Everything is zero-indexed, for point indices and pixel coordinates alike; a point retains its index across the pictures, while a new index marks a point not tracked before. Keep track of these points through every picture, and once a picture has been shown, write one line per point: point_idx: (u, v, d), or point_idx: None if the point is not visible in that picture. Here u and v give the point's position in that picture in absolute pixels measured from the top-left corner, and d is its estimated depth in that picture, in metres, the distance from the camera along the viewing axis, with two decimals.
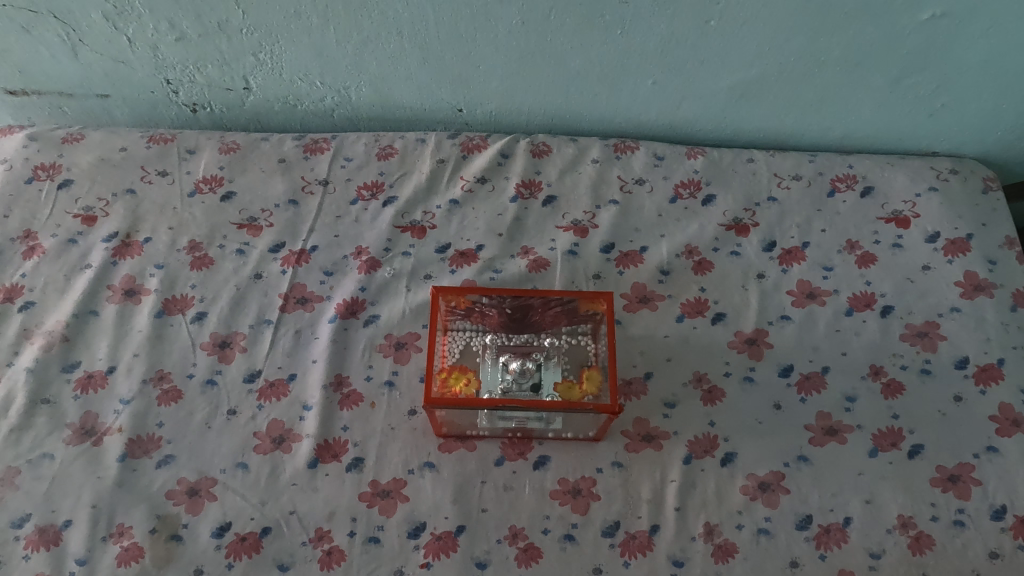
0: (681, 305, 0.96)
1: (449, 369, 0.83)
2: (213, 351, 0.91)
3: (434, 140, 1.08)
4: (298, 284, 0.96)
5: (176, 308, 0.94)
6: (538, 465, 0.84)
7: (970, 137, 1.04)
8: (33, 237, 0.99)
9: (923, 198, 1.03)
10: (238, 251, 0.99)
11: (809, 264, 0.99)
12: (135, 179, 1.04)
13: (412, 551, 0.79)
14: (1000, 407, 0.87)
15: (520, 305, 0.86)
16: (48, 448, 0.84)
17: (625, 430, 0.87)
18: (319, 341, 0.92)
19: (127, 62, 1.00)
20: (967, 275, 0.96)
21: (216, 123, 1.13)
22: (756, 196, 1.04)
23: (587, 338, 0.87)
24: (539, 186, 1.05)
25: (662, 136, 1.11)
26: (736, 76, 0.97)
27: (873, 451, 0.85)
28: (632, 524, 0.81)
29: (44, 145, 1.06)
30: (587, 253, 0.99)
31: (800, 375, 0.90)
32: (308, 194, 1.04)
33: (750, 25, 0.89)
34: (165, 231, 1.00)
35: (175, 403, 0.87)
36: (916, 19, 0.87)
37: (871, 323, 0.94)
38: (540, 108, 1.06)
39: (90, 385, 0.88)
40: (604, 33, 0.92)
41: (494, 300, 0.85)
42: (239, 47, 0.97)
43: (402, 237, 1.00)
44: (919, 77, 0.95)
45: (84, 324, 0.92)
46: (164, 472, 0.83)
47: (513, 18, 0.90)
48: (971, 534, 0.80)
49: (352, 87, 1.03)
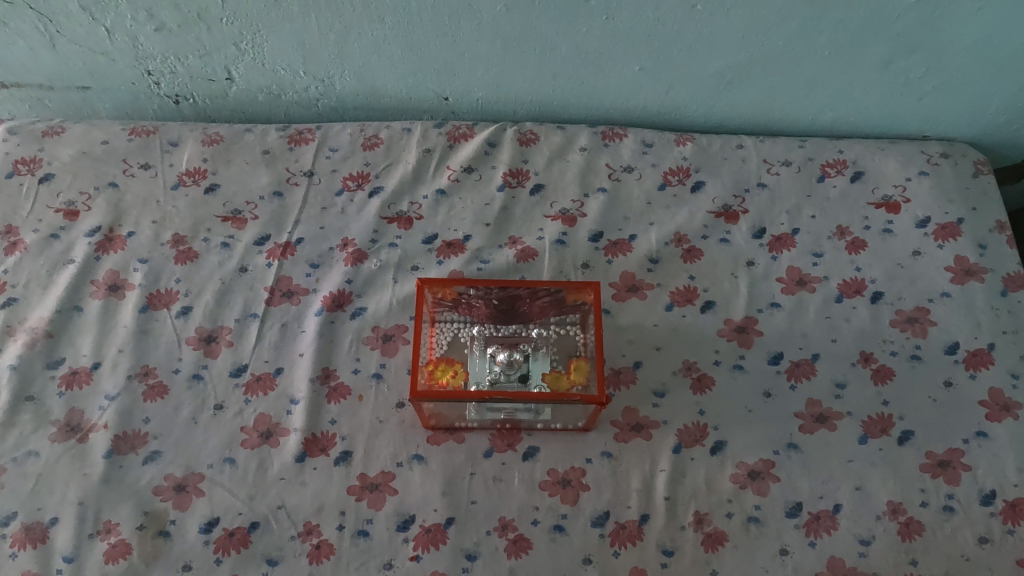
0: (671, 294, 0.95)
1: (436, 361, 0.82)
2: (199, 346, 0.90)
3: (420, 129, 1.06)
4: (284, 277, 0.95)
5: (160, 302, 0.93)
6: (528, 456, 0.84)
7: (960, 121, 1.03)
8: (15, 232, 0.98)
9: (913, 183, 1.02)
10: (223, 244, 0.98)
11: (799, 251, 0.98)
12: (117, 172, 1.03)
13: (401, 544, 0.79)
14: (990, 392, 0.87)
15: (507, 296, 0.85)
16: (33, 445, 0.83)
17: (615, 420, 0.86)
18: (306, 334, 0.91)
19: (107, 54, 0.99)
20: (957, 260, 0.96)
21: (200, 114, 1.11)
22: (746, 183, 1.04)
23: (576, 328, 0.86)
24: (527, 175, 1.03)
25: (651, 122, 1.09)
26: (724, 61, 0.96)
27: (863, 438, 0.85)
28: (622, 514, 0.81)
29: (24, 139, 1.05)
30: (576, 242, 0.98)
31: (790, 362, 0.90)
32: (293, 186, 1.03)
33: (737, 9, 0.88)
34: (148, 225, 0.99)
35: (161, 398, 0.86)
36: (906, 0, 0.86)
37: (861, 309, 0.94)
38: (526, 95, 1.05)
39: (75, 382, 0.87)
40: (590, 18, 0.90)
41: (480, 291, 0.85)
42: (220, 37, 0.96)
43: (388, 228, 0.99)
44: (909, 60, 0.94)
45: (67, 320, 0.91)
46: (151, 468, 0.82)
47: (497, 4, 0.89)
48: (960, 519, 0.80)
49: (336, 77, 1.02)
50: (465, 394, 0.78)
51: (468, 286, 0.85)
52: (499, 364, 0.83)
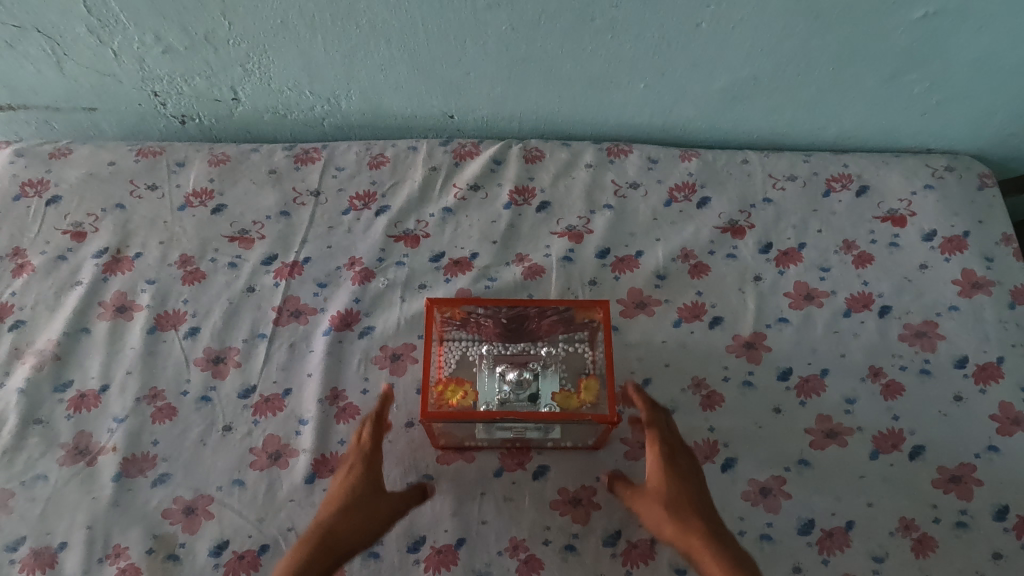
0: (678, 310, 0.95)
1: (445, 381, 0.82)
2: (208, 367, 0.90)
3: (426, 148, 1.07)
4: (291, 296, 0.95)
5: (168, 323, 0.93)
6: (538, 475, 0.84)
7: (964, 134, 1.04)
8: (22, 254, 0.98)
9: (919, 196, 1.03)
10: (230, 264, 0.98)
11: (806, 265, 0.98)
12: (124, 193, 1.03)
13: (412, 565, 0.78)
14: (1001, 406, 0.87)
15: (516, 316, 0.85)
16: (42, 469, 0.83)
17: (624, 438, 0.87)
18: (314, 354, 0.91)
19: (113, 75, 0.99)
20: (964, 273, 0.96)
21: (206, 134, 1.11)
22: (752, 198, 1.04)
23: (585, 345, 0.86)
24: (533, 192, 1.04)
25: (656, 138, 1.10)
26: (729, 78, 0.96)
27: (874, 453, 0.85)
28: (633, 533, 0.80)
29: (31, 161, 1.05)
30: (583, 259, 0.98)
31: (799, 378, 0.90)
32: (300, 206, 1.03)
33: (742, 27, 0.89)
34: (155, 246, 0.99)
35: (169, 420, 0.86)
36: (909, 17, 0.86)
37: (869, 324, 0.93)
38: (531, 112, 1.05)
39: (83, 404, 0.87)
40: (595, 37, 0.91)
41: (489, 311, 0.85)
42: (227, 58, 0.96)
43: (395, 246, 0.99)
44: (912, 75, 0.94)
45: (75, 342, 0.91)
46: (161, 490, 0.82)
47: (503, 24, 0.89)
48: (972, 535, 0.79)
49: (342, 96, 1.02)
50: (474, 415, 0.77)
51: (476, 306, 0.86)
52: (508, 384, 0.82)
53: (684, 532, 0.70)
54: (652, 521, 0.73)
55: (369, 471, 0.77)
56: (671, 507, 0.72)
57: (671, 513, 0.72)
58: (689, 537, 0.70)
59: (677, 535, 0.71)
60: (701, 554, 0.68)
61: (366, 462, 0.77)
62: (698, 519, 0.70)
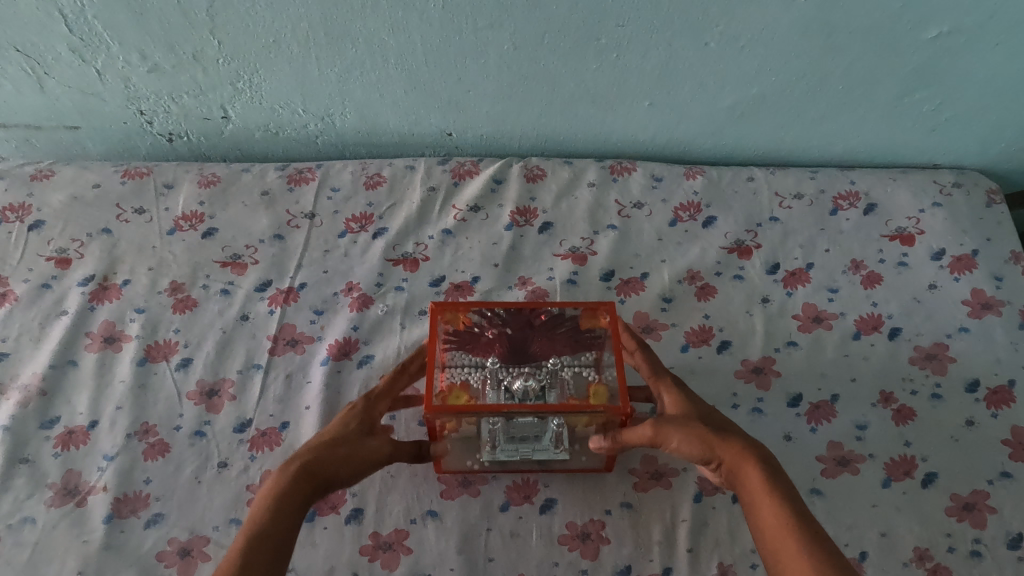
0: (686, 334, 0.92)
1: (448, 387, 0.79)
2: (201, 401, 0.86)
3: (424, 167, 1.04)
4: (287, 325, 0.92)
5: (159, 354, 0.89)
6: (545, 508, 0.82)
7: (972, 150, 1.02)
8: (4, 283, 0.94)
9: (927, 214, 1.01)
10: (223, 291, 0.94)
11: (814, 286, 0.97)
12: (111, 218, 1.00)
13: None
14: (1013, 431, 0.84)
15: (521, 323, 0.84)
16: (29, 512, 0.78)
17: (634, 468, 0.85)
18: (312, 385, 0.87)
19: (97, 95, 0.95)
20: (974, 293, 0.94)
21: (195, 153, 1.08)
22: (758, 217, 1.02)
23: (590, 368, 0.81)
24: (535, 213, 1.01)
25: (659, 155, 1.08)
26: (736, 96, 0.94)
27: (886, 481, 0.82)
28: (644, 568, 0.78)
29: (12, 184, 1.02)
30: (587, 282, 0.95)
31: (809, 405, 0.87)
32: (294, 228, 1.00)
33: (751, 46, 0.86)
34: (144, 272, 0.96)
35: (162, 457, 0.82)
36: (923, 37, 0.85)
37: (879, 346, 0.92)
38: (532, 131, 1.02)
39: (71, 442, 0.83)
40: (600, 56, 0.88)
41: (493, 318, 0.84)
42: (216, 77, 0.92)
43: (394, 271, 0.96)
44: (924, 93, 0.92)
45: (62, 375, 0.88)
46: (154, 533, 0.77)
47: (505, 44, 0.87)
48: (988, 565, 0.76)
49: (336, 113, 0.99)
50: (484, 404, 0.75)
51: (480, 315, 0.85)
52: (513, 390, 0.77)
53: (725, 443, 0.68)
54: (686, 436, 0.70)
55: (368, 415, 0.78)
56: (708, 425, 0.70)
57: (709, 430, 0.69)
58: (729, 449, 0.67)
59: (716, 448, 0.68)
60: (747, 460, 0.66)
61: (367, 405, 0.79)
62: (736, 435, 0.69)
